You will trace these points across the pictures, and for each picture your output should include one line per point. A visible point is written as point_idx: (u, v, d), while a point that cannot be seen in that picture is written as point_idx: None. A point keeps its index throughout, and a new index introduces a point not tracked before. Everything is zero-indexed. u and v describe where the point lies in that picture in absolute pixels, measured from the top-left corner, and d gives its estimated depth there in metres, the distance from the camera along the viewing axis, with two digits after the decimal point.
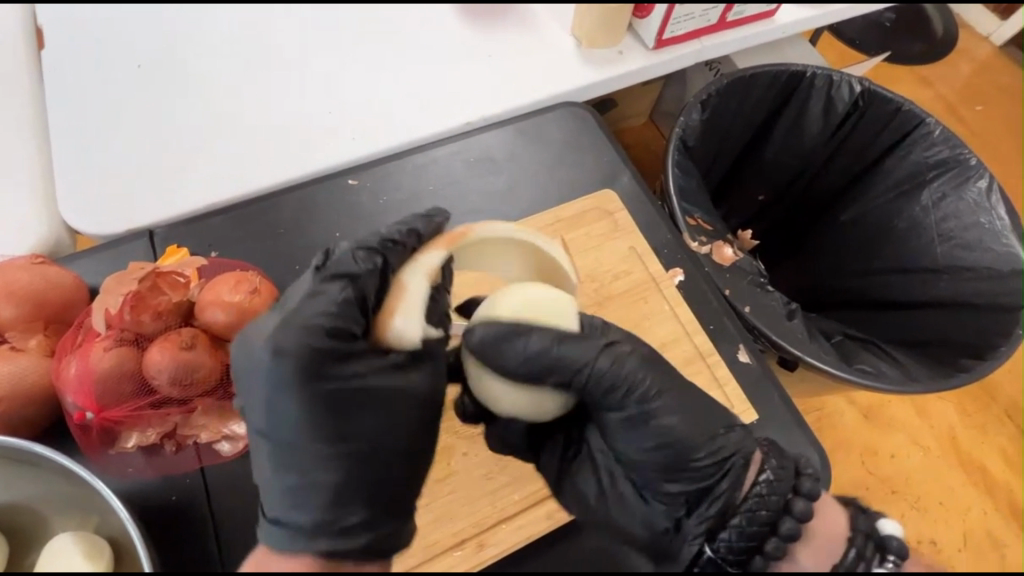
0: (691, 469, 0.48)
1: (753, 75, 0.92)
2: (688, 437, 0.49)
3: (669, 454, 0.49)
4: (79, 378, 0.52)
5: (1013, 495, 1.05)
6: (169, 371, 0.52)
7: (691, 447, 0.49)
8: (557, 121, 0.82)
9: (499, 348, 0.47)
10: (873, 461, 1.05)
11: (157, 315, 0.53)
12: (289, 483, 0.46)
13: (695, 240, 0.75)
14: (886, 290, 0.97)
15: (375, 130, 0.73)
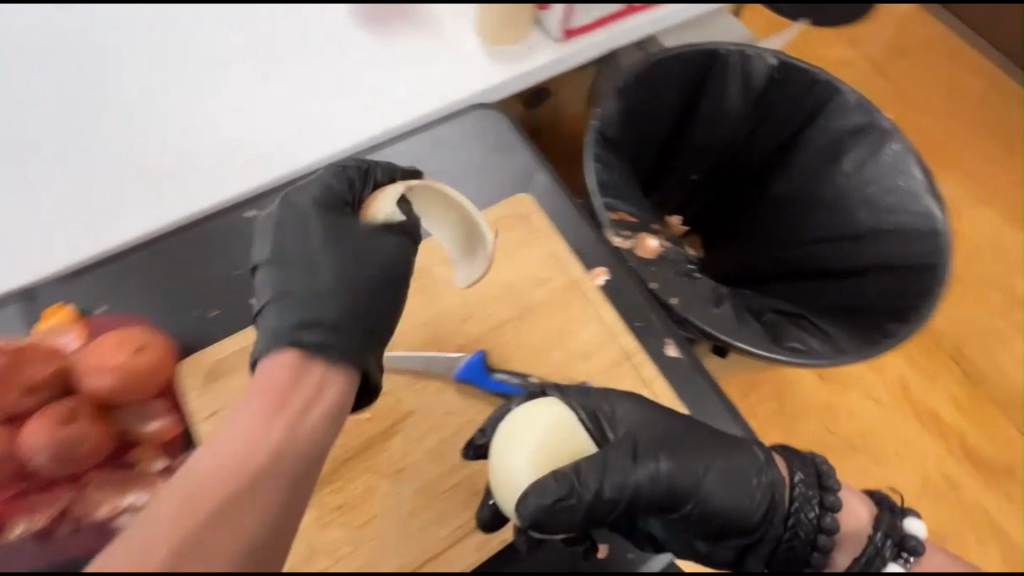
0: (742, 522, 0.50)
1: (666, 59, 0.91)
2: (730, 497, 0.50)
3: (720, 518, 0.50)
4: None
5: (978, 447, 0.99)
6: (45, 448, 0.48)
7: (738, 504, 0.50)
8: (466, 125, 0.79)
9: (555, 506, 0.47)
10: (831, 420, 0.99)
11: (34, 387, 0.50)
12: (296, 311, 0.50)
13: (619, 234, 0.73)
14: (821, 258, 0.98)
15: (271, 155, 0.69)
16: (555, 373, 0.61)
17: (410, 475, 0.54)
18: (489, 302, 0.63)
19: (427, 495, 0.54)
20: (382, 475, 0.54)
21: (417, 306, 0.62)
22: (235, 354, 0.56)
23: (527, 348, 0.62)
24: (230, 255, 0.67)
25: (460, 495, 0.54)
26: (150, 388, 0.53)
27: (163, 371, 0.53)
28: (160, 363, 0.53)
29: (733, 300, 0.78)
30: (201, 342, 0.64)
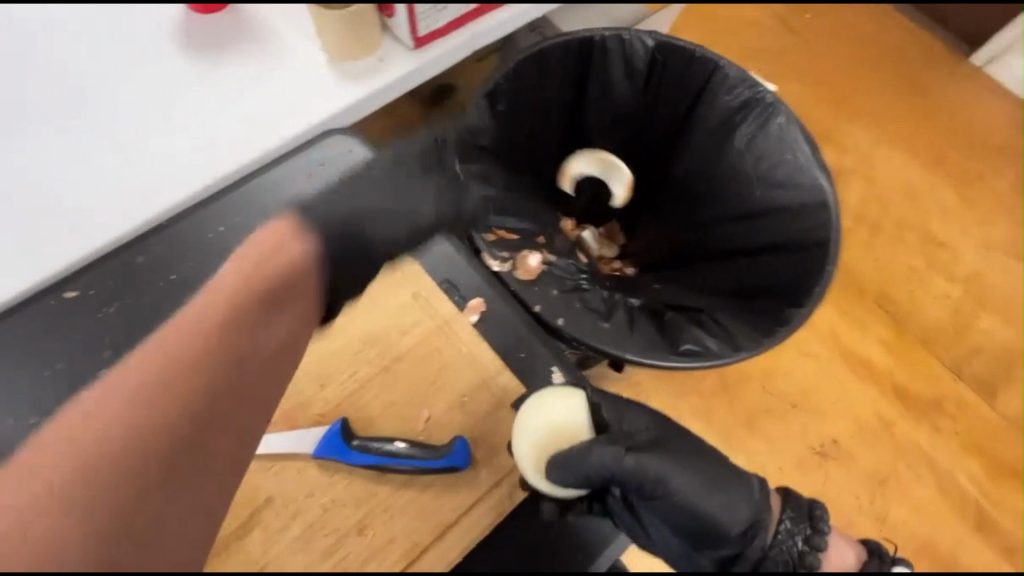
0: (726, 539, 0.55)
1: (539, 51, 0.85)
2: (723, 516, 0.54)
3: (704, 533, 0.55)
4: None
5: (945, 404, 0.88)
6: None
7: (725, 525, 0.54)
8: (320, 159, 0.74)
9: (568, 463, 0.54)
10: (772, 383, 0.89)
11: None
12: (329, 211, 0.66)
13: (497, 257, 0.68)
14: (729, 239, 0.94)
15: (98, 223, 0.67)
16: (428, 428, 0.59)
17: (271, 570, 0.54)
18: (352, 362, 0.61)
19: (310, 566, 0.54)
20: (262, 556, 0.54)
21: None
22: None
23: (397, 405, 0.60)
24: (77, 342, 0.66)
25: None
26: None
27: None
28: None
29: (629, 305, 0.75)
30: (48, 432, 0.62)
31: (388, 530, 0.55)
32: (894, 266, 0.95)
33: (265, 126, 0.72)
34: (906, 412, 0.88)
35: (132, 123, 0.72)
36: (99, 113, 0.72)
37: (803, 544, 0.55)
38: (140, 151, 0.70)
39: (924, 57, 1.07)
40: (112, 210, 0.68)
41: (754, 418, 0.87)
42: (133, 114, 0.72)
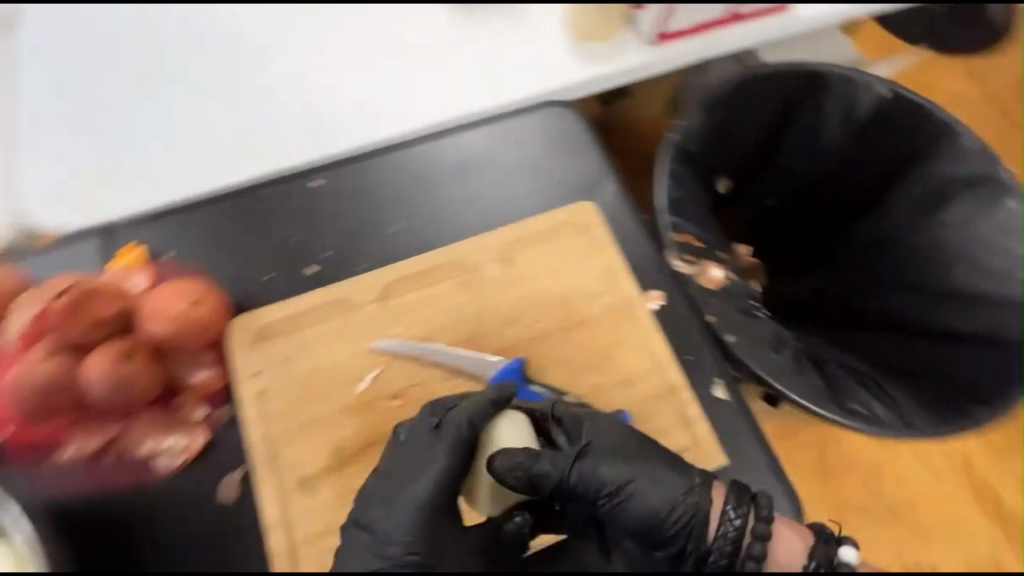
0: (665, 531, 0.51)
1: (763, 76, 0.85)
2: (654, 506, 0.50)
3: (654, 527, 0.51)
4: (15, 384, 0.50)
5: None
6: (103, 382, 0.51)
7: (659, 519, 0.50)
8: (539, 121, 0.73)
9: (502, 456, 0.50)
10: (873, 479, 0.94)
11: (98, 325, 0.52)
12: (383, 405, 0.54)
13: (681, 258, 0.70)
14: (902, 314, 0.86)
15: (338, 130, 0.72)
16: (590, 397, 0.59)
17: None
18: (536, 311, 0.61)
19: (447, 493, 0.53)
20: None
21: (462, 301, 0.61)
22: (283, 320, 0.59)
23: (567, 365, 0.59)
24: (284, 220, 0.66)
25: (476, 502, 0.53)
26: (203, 340, 0.56)
27: (215, 325, 0.56)
28: (216, 316, 0.56)
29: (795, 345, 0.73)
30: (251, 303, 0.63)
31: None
32: None
33: (501, 83, 0.76)
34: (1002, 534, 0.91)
35: (380, 46, 0.77)
36: (340, 49, 0.76)
37: (729, 539, 0.48)
38: (383, 77, 0.75)
39: None
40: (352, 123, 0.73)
41: (846, 508, 0.92)
42: (383, 39, 0.77)
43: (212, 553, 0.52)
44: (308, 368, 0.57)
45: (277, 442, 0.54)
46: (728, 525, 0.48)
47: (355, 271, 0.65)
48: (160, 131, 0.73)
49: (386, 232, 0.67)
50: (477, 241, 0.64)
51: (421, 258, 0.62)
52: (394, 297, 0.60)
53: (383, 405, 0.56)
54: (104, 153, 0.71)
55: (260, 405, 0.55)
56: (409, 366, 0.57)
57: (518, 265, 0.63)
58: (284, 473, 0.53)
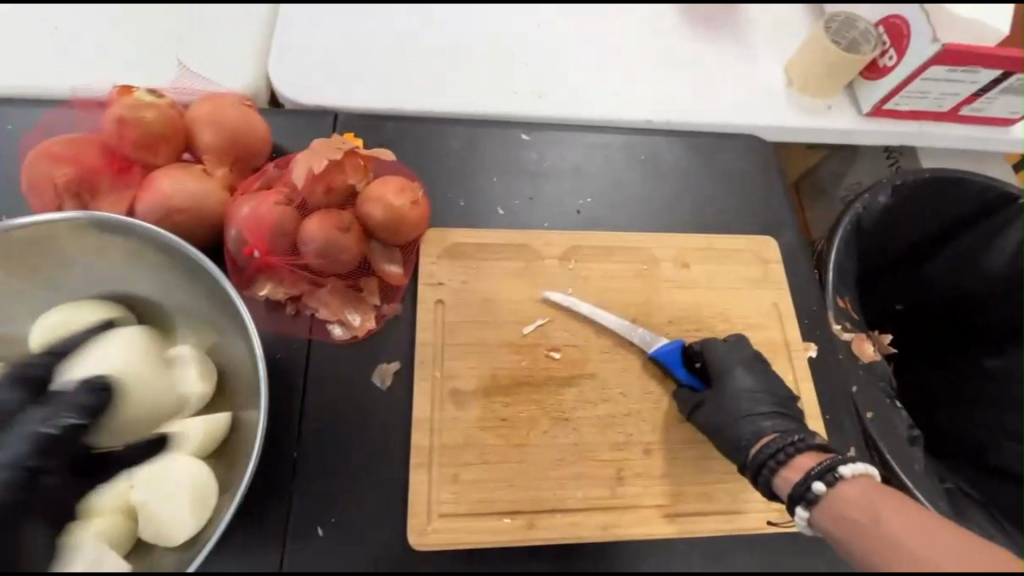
0: (751, 425, 0.53)
1: (957, 179, 0.84)
2: (747, 405, 0.54)
3: (746, 417, 0.54)
4: (248, 220, 0.54)
5: None
6: (318, 242, 0.54)
7: (751, 415, 0.54)
8: (738, 150, 0.76)
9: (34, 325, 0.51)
10: None
11: (327, 190, 0.56)
12: None
13: (839, 322, 0.70)
14: (1009, 459, 0.84)
15: (555, 97, 0.75)
16: None
17: (572, 428, 0.55)
18: (698, 320, 0.63)
19: (579, 455, 0.54)
20: (546, 415, 0.55)
21: (633, 286, 0.63)
22: (471, 247, 0.62)
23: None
24: (487, 161, 0.70)
25: (608, 470, 0.54)
26: (401, 238, 0.59)
27: (419, 228, 0.59)
28: (420, 221, 0.59)
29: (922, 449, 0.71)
30: (439, 219, 0.66)
31: (665, 467, 0.55)
32: None
33: (714, 106, 0.78)
34: None
35: (613, 38, 0.80)
36: (577, 28, 0.80)
37: (777, 451, 0.51)
38: (605, 65, 0.78)
39: None
40: (567, 96, 0.75)
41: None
42: (613, 32, 0.80)
43: (357, 429, 0.54)
44: (482, 296, 0.60)
45: (441, 350, 0.57)
46: (778, 441, 0.52)
47: (538, 227, 0.68)
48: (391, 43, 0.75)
49: (573, 204, 0.70)
50: (659, 237, 0.66)
51: (607, 236, 0.65)
52: (574, 261, 0.63)
53: (541, 352, 0.58)
54: (334, 46, 0.74)
55: (435, 313, 0.59)
56: (573, 326, 0.60)
57: (692, 273, 0.65)
58: (440, 380, 0.55)
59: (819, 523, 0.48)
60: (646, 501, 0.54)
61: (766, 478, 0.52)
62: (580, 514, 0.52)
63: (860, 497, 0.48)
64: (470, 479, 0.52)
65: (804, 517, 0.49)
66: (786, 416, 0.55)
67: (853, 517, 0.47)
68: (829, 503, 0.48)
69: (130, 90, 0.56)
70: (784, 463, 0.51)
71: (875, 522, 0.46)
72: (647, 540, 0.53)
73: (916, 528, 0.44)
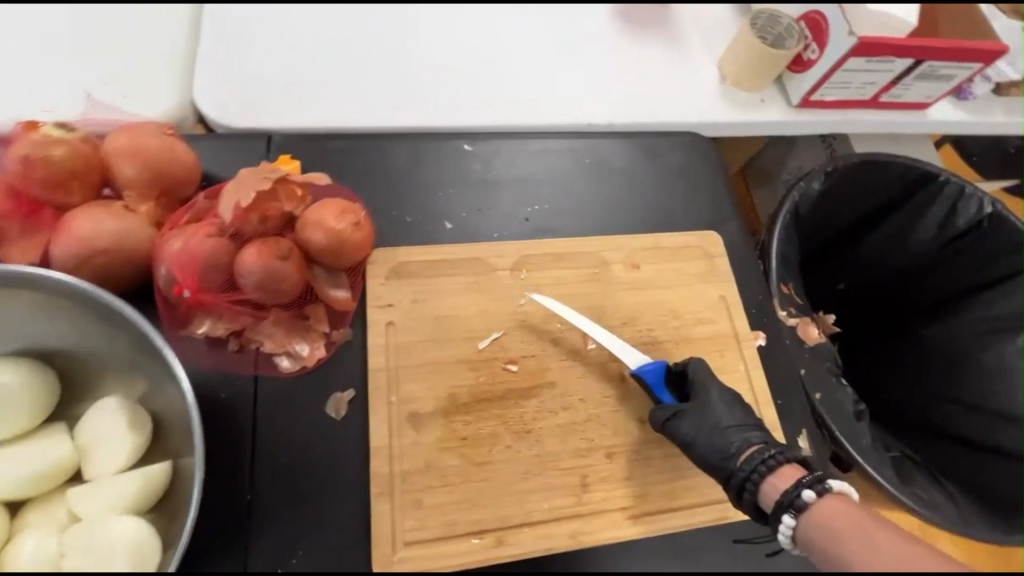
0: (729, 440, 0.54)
1: (881, 163, 0.88)
2: (723, 419, 0.55)
3: (725, 432, 0.54)
4: (178, 256, 0.52)
5: None
6: (257, 274, 0.52)
7: (727, 429, 0.54)
8: (679, 145, 0.77)
9: None
10: None
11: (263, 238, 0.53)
12: None
13: (785, 309, 0.72)
14: (950, 420, 0.89)
15: (496, 107, 0.75)
16: None
17: (534, 440, 0.55)
18: (651, 319, 0.64)
19: (543, 466, 0.54)
20: (508, 429, 0.55)
21: (586, 291, 0.64)
22: (420, 264, 0.61)
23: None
24: (433, 174, 0.69)
25: (571, 479, 0.54)
26: (346, 262, 0.57)
27: (364, 249, 0.58)
28: (364, 242, 0.57)
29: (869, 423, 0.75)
30: (385, 237, 0.64)
31: (628, 469, 0.56)
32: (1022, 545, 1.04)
33: (657, 103, 0.80)
34: None
35: (550, 43, 0.80)
36: (514, 34, 0.80)
37: (766, 461, 0.52)
38: (548, 67, 0.78)
39: None
40: (512, 100, 0.76)
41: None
42: (551, 36, 0.81)
43: (314, 463, 0.53)
44: (435, 314, 0.59)
45: (396, 374, 0.56)
46: (767, 454, 0.53)
47: (488, 238, 0.67)
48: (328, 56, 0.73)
49: (522, 210, 0.70)
50: (608, 240, 0.67)
51: (557, 243, 0.66)
52: (526, 270, 0.63)
53: (499, 367, 0.57)
54: (321, 47, 0.74)
55: (386, 336, 0.57)
56: (529, 337, 0.59)
57: (642, 273, 0.66)
58: (397, 404, 0.54)
59: (807, 530, 0.50)
60: (611, 504, 0.54)
61: (753, 486, 0.52)
62: (548, 526, 0.52)
63: (840, 508, 0.50)
64: (435, 503, 0.51)
65: (792, 525, 0.50)
66: (762, 427, 0.56)
67: (838, 527, 0.48)
68: (816, 511, 0.50)
69: (36, 125, 0.52)
70: (770, 474, 0.52)
71: (866, 536, 0.47)
72: (615, 543, 0.54)
73: (906, 552, 0.46)
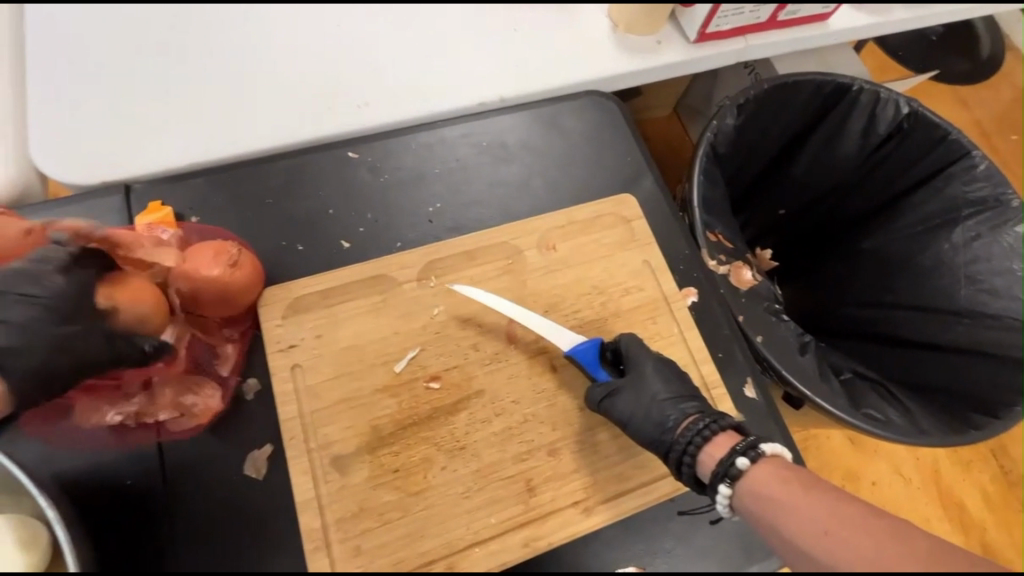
0: (663, 411, 0.53)
1: (794, 83, 0.84)
2: (656, 391, 0.54)
3: (659, 404, 0.53)
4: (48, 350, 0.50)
5: (987, 536, 1.04)
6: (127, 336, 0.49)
7: (662, 401, 0.54)
8: (580, 108, 0.73)
9: None
10: (854, 485, 1.05)
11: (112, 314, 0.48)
12: None
13: (713, 258, 0.70)
14: (902, 328, 0.89)
15: (376, 99, 0.66)
16: None
17: (470, 455, 0.52)
18: (574, 300, 0.61)
19: (482, 480, 0.52)
20: (441, 450, 0.52)
21: (502, 285, 0.60)
22: (317, 295, 0.57)
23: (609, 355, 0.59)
24: (320, 192, 0.64)
25: (516, 486, 0.52)
26: (231, 308, 0.54)
27: (251, 289, 0.54)
28: (250, 284, 0.54)
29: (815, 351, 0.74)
30: (278, 272, 0.60)
31: (573, 461, 0.54)
32: None
33: (559, 59, 0.72)
34: (963, 533, 1.03)
35: None
36: None
37: (700, 432, 0.52)
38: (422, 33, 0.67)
39: None
40: (388, 86, 0.66)
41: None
42: None
43: (241, 531, 0.49)
44: (343, 344, 0.55)
45: (311, 419, 0.52)
46: (700, 423, 0.53)
47: (391, 249, 0.63)
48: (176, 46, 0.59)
49: (423, 212, 0.65)
50: (517, 226, 0.63)
51: (464, 240, 0.61)
52: (435, 277, 0.59)
53: (421, 386, 0.54)
54: None
55: (293, 380, 0.53)
56: (448, 348, 0.56)
57: (559, 254, 0.63)
58: (317, 451, 0.51)
59: (741, 499, 0.50)
60: (562, 502, 0.52)
61: (689, 459, 0.52)
62: (498, 540, 0.50)
63: (770, 472, 0.49)
64: (376, 545, 0.48)
65: (728, 494, 0.50)
66: (699, 397, 0.56)
67: (773, 495, 0.48)
68: (751, 478, 0.49)
69: None
70: (704, 444, 0.52)
71: (793, 504, 0.47)
72: (573, 538, 0.52)
73: (833, 505, 0.46)
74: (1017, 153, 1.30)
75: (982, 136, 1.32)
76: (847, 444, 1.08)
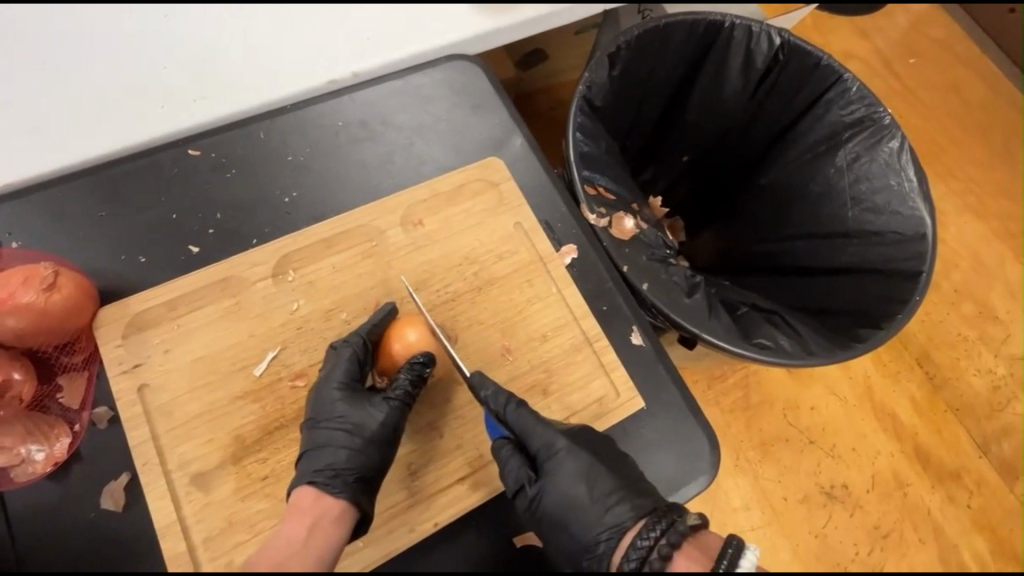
0: (590, 530, 0.50)
1: (666, 25, 0.82)
2: (582, 504, 0.51)
3: (582, 516, 0.50)
4: None
5: (919, 439, 0.96)
6: (20, 328, 0.48)
7: (588, 517, 0.50)
8: (442, 75, 0.68)
9: None
10: (794, 413, 0.97)
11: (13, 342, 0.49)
12: None
13: (594, 212, 0.67)
14: (799, 257, 0.91)
15: (211, 91, 0.61)
16: (510, 357, 0.58)
17: None
18: (445, 276, 0.59)
19: None
20: None
21: (366, 269, 0.58)
22: (163, 307, 0.53)
23: (482, 326, 0.58)
24: (160, 197, 0.60)
25: (398, 473, 0.53)
26: (61, 334, 0.51)
27: (84, 311, 0.51)
28: (79, 305, 0.51)
29: (706, 290, 0.76)
30: (122, 288, 0.56)
31: (456, 439, 0.54)
32: (940, 330, 1.03)
33: (410, 19, 0.67)
34: (916, 461, 0.95)
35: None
36: None
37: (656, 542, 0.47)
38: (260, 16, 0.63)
39: (1001, 124, 1.17)
40: (226, 75, 0.61)
41: (767, 442, 0.95)
42: None
43: (101, 569, 0.47)
44: (198, 355, 0.53)
45: (166, 440, 0.50)
46: (646, 532, 0.47)
47: (248, 246, 0.59)
48: (28, 51, 0.59)
49: (279, 203, 0.61)
50: (376, 207, 0.60)
51: (319, 230, 0.58)
52: (291, 271, 0.56)
53: (285, 387, 0.53)
54: (38, 61, 0.58)
55: (143, 402, 0.51)
56: (311, 342, 0.55)
57: (427, 229, 0.61)
58: (176, 472, 0.49)
59: None
60: (447, 480, 0.53)
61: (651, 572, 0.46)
62: (383, 528, 0.51)
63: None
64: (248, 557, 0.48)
65: None
66: (637, 501, 0.50)
67: None
68: None
69: None
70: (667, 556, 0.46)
71: None
72: (462, 514, 0.52)
73: None
74: (948, 54, 1.23)
75: (909, 42, 1.23)
76: (783, 372, 0.99)
